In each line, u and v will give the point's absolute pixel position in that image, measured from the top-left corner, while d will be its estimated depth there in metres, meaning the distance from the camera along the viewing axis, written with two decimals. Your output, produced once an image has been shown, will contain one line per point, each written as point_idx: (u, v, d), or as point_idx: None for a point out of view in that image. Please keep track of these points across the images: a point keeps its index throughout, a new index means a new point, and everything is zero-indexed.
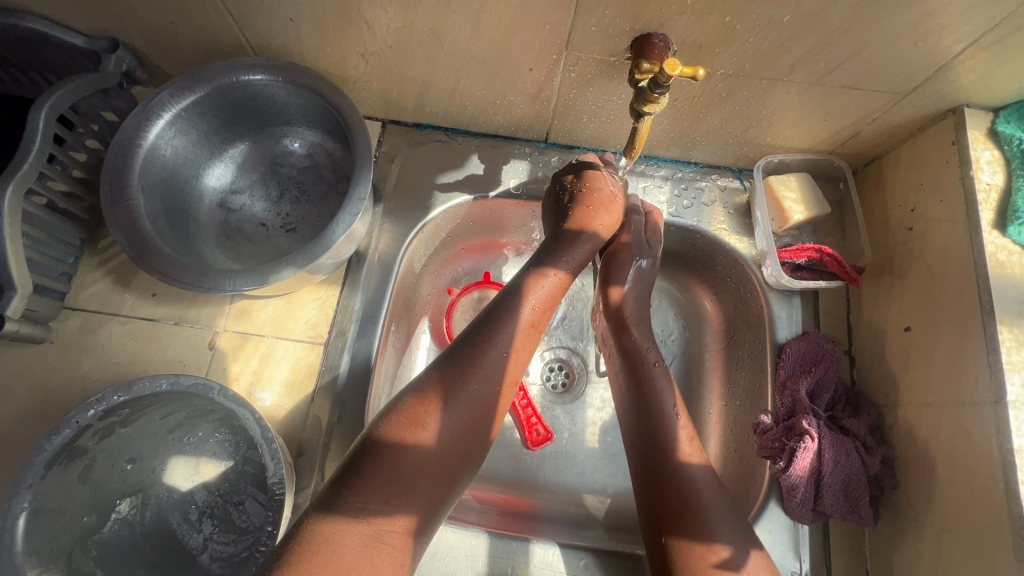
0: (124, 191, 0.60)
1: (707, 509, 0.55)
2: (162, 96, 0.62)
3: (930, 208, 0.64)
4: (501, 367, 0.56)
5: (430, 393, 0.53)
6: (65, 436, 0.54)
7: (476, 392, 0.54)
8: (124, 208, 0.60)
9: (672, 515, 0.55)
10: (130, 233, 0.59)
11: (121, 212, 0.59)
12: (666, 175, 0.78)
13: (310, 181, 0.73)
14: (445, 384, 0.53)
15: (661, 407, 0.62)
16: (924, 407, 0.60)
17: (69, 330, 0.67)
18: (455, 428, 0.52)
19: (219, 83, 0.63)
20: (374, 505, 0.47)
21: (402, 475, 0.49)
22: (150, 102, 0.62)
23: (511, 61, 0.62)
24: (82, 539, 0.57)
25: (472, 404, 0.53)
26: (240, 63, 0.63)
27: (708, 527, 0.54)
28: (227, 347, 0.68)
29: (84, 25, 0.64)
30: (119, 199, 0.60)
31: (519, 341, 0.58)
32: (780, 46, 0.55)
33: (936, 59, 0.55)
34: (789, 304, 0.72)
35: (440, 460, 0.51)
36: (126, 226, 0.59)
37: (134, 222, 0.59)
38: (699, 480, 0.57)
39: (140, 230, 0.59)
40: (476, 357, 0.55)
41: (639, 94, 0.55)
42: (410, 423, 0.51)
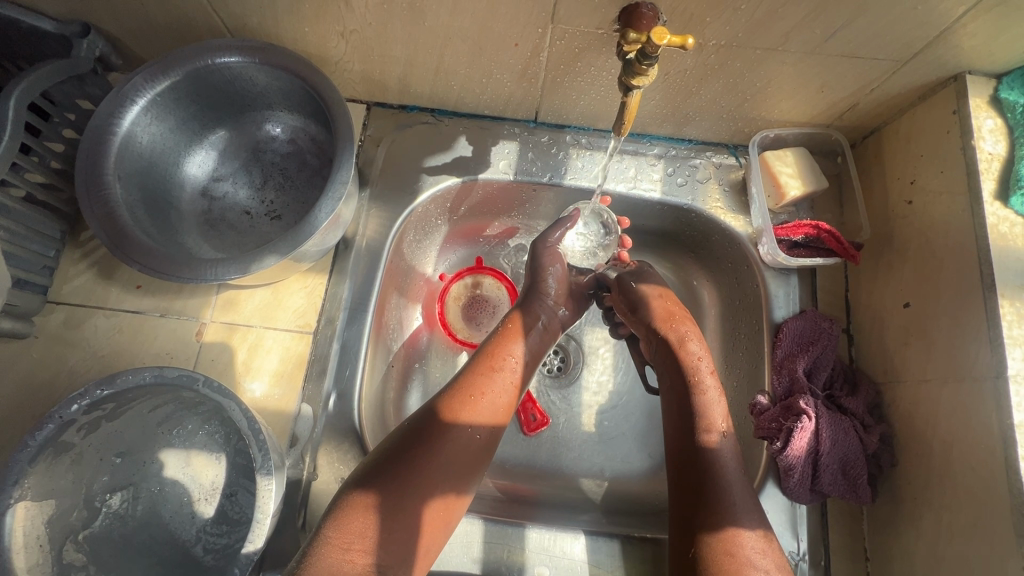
0: (100, 179, 0.58)
1: (731, 506, 0.53)
2: (136, 81, 0.60)
3: (930, 180, 0.62)
4: (486, 417, 0.58)
5: (406, 436, 0.55)
6: (49, 431, 0.54)
7: (458, 446, 0.55)
8: (101, 199, 0.58)
9: (697, 519, 0.54)
10: (107, 223, 0.57)
11: (97, 201, 0.58)
12: (660, 153, 0.76)
13: (294, 167, 0.71)
14: (423, 427, 0.56)
15: (706, 403, 0.60)
16: (923, 384, 0.59)
17: (53, 324, 0.66)
18: (451, 465, 0.55)
19: (195, 67, 0.61)
20: (361, 536, 0.48)
21: (383, 514, 0.50)
22: (123, 87, 0.59)
23: (496, 36, 0.60)
24: (73, 533, 0.56)
25: (468, 437, 0.56)
26: (214, 45, 0.60)
27: (731, 511, 0.53)
28: (215, 338, 0.67)
29: (53, 9, 0.62)
30: (96, 188, 0.58)
31: (509, 391, 0.61)
32: (774, 14, 0.53)
33: (937, 23, 0.52)
34: (786, 282, 0.71)
35: (435, 491, 0.53)
36: (103, 216, 0.57)
37: (111, 213, 0.58)
38: (725, 463, 0.56)
39: (117, 222, 0.58)
40: (456, 407, 0.57)
41: (627, 67, 0.53)
42: (410, 451, 0.54)
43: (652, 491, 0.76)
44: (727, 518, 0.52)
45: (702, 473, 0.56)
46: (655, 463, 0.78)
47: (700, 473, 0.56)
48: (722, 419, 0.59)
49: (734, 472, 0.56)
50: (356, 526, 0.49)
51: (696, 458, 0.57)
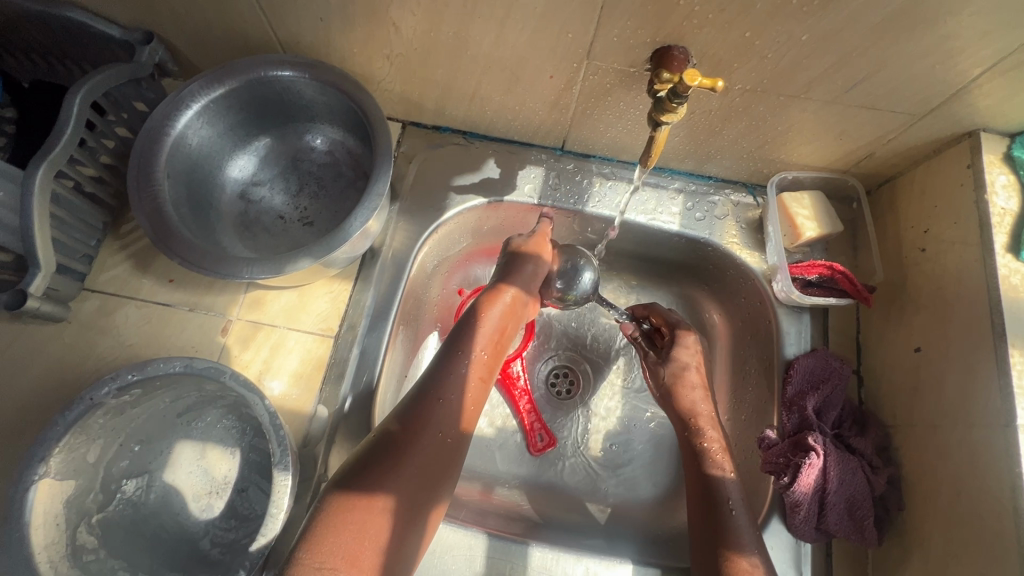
0: (150, 176, 0.61)
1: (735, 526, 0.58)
2: (192, 87, 0.63)
3: (943, 229, 0.64)
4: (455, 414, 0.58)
5: (384, 438, 0.55)
6: (79, 412, 0.55)
7: (431, 447, 0.55)
8: (149, 194, 0.60)
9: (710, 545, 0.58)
10: (153, 217, 0.60)
11: (146, 196, 0.60)
12: (680, 187, 0.79)
13: (329, 177, 0.74)
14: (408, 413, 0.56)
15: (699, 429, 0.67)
16: (932, 428, 0.60)
17: (86, 311, 0.69)
18: (431, 451, 0.55)
19: (248, 77, 0.65)
20: (367, 506, 0.50)
21: (373, 511, 0.50)
22: (180, 92, 0.63)
23: (533, 68, 0.64)
24: (87, 516, 0.57)
25: (445, 420, 0.57)
26: (270, 60, 0.64)
27: (736, 543, 0.57)
28: (239, 335, 0.69)
29: (123, 18, 0.67)
30: (146, 183, 0.61)
31: (479, 365, 0.63)
32: (799, 64, 0.56)
33: (953, 82, 0.55)
34: (798, 320, 0.72)
35: (416, 476, 0.54)
36: (151, 210, 0.60)
37: (158, 208, 0.60)
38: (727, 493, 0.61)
39: (163, 216, 0.60)
40: (429, 407, 0.57)
41: (657, 104, 0.56)
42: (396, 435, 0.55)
43: (655, 521, 0.76)
44: (730, 541, 0.57)
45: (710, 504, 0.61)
46: (659, 493, 0.79)
47: (708, 499, 0.61)
48: (712, 441, 0.65)
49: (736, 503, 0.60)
50: (347, 519, 0.49)
51: (708, 490, 0.62)
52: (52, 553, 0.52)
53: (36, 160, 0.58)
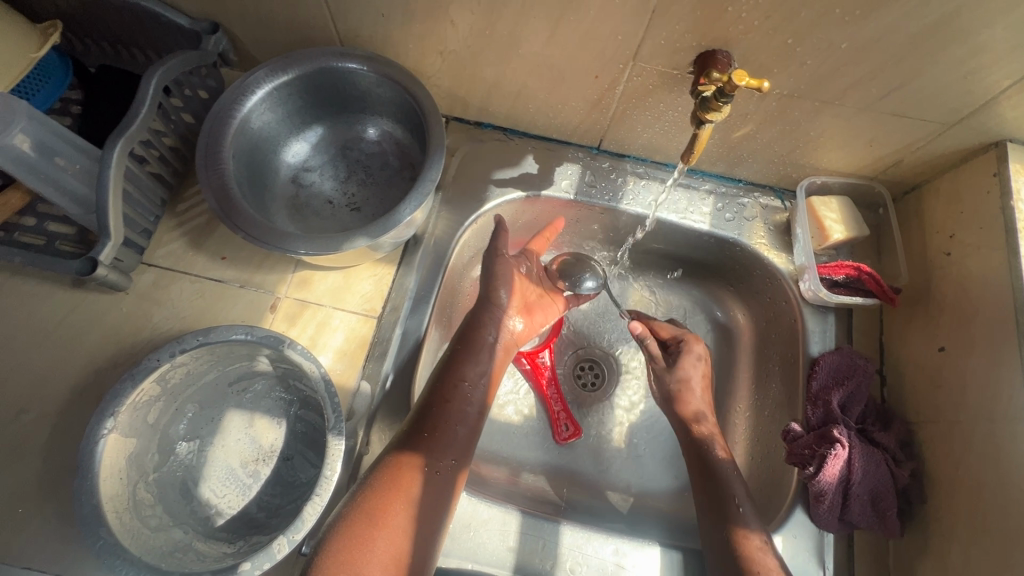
0: (217, 155, 0.65)
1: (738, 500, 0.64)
2: (258, 74, 0.67)
3: (968, 234, 0.66)
4: (470, 408, 0.66)
5: (414, 418, 0.63)
6: (146, 373, 0.58)
7: (452, 433, 0.63)
8: (216, 172, 0.64)
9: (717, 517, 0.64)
10: (219, 193, 0.63)
11: (213, 173, 0.64)
12: (711, 189, 0.82)
13: (377, 166, 0.78)
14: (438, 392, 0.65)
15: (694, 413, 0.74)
16: (956, 424, 0.62)
17: (143, 283, 0.72)
18: (458, 426, 0.64)
19: (311, 67, 0.68)
20: (393, 474, 0.58)
21: (401, 488, 0.58)
22: (247, 79, 0.67)
23: (580, 68, 0.67)
24: (145, 473, 0.59)
25: (469, 395, 0.66)
26: (333, 51, 0.68)
27: (742, 522, 0.62)
28: (287, 312, 0.73)
29: (192, 8, 0.72)
30: (213, 161, 0.64)
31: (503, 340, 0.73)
32: (837, 71, 0.59)
33: (983, 92, 0.58)
34: (824, 320, 0.75)
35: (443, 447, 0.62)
36: (217, 187, 0.64)
37: (224, 184, 0.64)
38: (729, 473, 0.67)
39: (228, 193, 0.64)
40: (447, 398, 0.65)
41: (702, 103, 0.59)
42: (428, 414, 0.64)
43: (677, 510, 0.78)
44: (734, 514, 0.63)
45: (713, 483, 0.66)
46: (682, 484, 0.81)
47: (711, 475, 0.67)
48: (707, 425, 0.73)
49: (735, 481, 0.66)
50: (385, 491, 0.57)
51: (710, 471, 0.68)
52: (117, 505, 0.55)
53: (114, 136, 0.62)
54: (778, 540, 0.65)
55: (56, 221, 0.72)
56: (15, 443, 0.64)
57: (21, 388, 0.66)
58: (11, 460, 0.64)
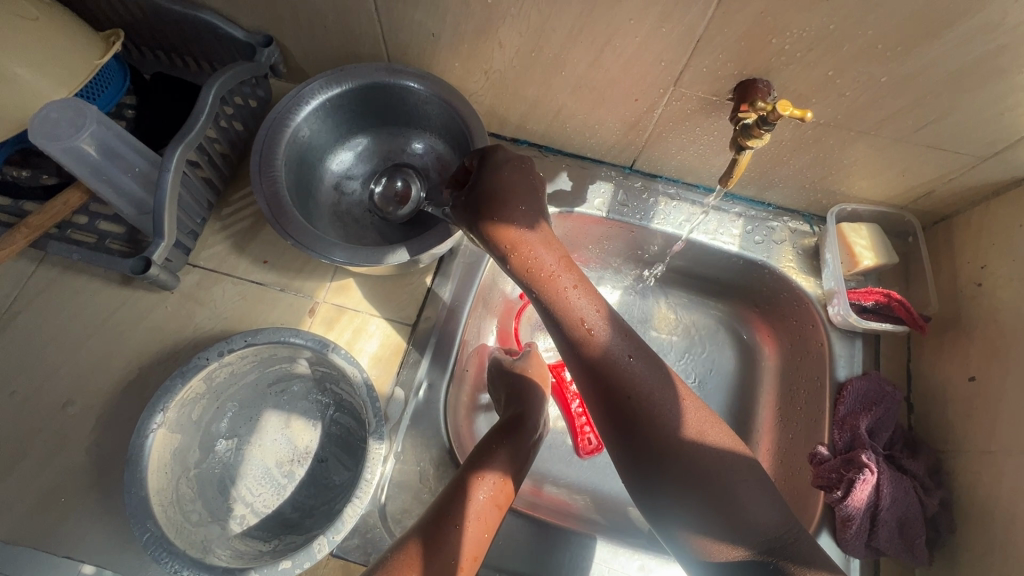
0: (271, 161, 0.68)
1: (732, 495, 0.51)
2: (314, 86, 0.70)
3: (1000, 266, 0.67)
4: (491, 500, 0.58)
5: (429, 514, 0.57)
6: (195, 372, 0.59)
7: (461, 535, 0.55)
8: (269, 178, 0.67)
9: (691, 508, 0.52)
10: (271, 198, 0.66)
11: (266, 178, 0.67)
12: (740, 211, 0.83)
13: (418, 178, 0.80)
14: (458, 484, 0.59)
15: (636, 381, 0.55)
16: (986, 454, 0.62)
17: (188, 284, 0.74)
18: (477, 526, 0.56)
19: (365, 82, 0.71)
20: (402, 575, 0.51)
21: None
22: (304, 89, 0.69)
23: (620, 91, 0.69)
24: (187, 469, 0.61)
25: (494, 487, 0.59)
26: (387, 68, 0.71)
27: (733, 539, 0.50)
28: (324, 316, 0.74)
29: (249, 22, 0.75)
30: (266, 167, 0.67)
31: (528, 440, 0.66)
32: (874, 103, 0.61)
33: (1019, 128, 0.60)
34: (851, 344, 0.75)
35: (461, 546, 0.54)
36: (269, 192, 0.66)
37: (275, 190, 0.66)
38: (632, 368, 0.56)
39: (279, 198, 0.66)
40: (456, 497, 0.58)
41: (744, 130, 0.61)
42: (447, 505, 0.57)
43: None
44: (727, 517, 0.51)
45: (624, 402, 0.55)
46: None
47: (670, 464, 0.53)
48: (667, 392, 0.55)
49: (644, 375, 0.55)
50: None
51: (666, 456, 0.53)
52: (163, 498, 0.56)
53: (174, 143, 0.64)
54: None
55: (107, 220, 0.75)
56: (61, 433, 0.66)
57: (68, 381, 0.69)
58: (56, 450, 0.66)
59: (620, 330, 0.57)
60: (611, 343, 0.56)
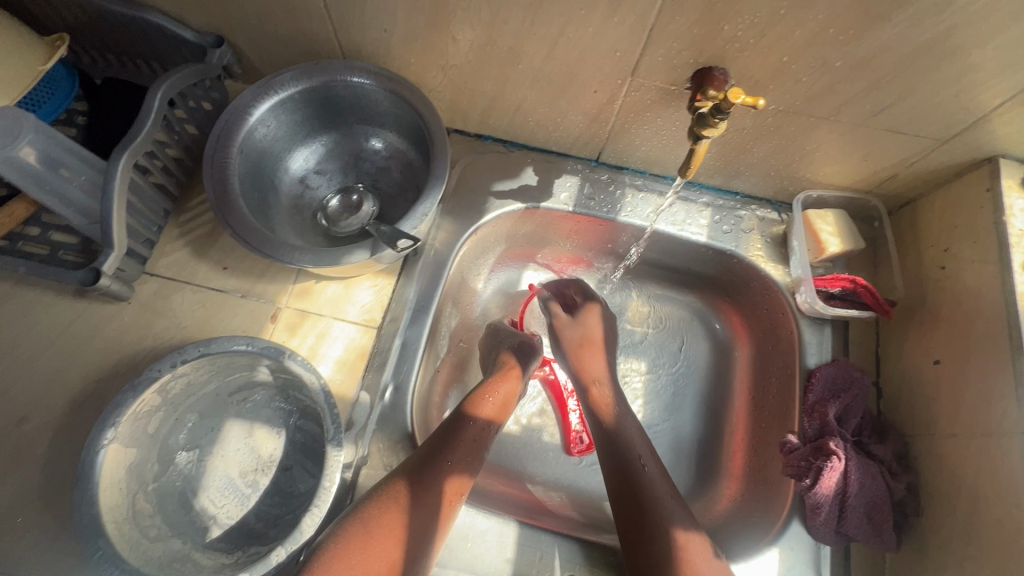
0: (225, 148, 0.67)
1: (664, 508, 0.60)
2: (285, 77, 0.69)
3: (962, 248, 0.67)
4: (477, 446, 0.64)
5: (427, 447, 0.61)
6: (147, 385, 0.58)
7: (447, 474, 0.59)
8: (220, 166, 0.66)
9: (638, 527, 0.59)
10: (217, 184, 0.65)
11: (216, 164, 0.66)
12: (708, 201, 0.83)
13: (385, 180, 0.79)
14: (450, 427, 0.64)
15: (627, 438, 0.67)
16: (950, 437, 0.63)
17: (146, 293, 0.73)
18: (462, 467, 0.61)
19: (333, 80, 0.70)
20: (391, 505, 0.55)
21: (393, 514, 0.55)
22: (273, 79, 0.69)
23: (578, 82, 0.68)
24: (145, 483, 0.60)
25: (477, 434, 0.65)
26: (353, 67, 0.70)
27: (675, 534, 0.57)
28: (287, 322, 0.73)
29: (198, 22, 0.73)
30: (219, 154, 0.66)
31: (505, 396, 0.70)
32: (831, 88, 0.60)
33: (976, 109, 0.59)
34: (820, 331, 0.75)
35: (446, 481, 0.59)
36: (216, 179, 0.66)
37: (223, 178, 0.66)
38: (659, 478, 0.63)
39: (226, 189, 0.65)
40: (443, 447, 0.61)
41: (699, 119, 0.60)
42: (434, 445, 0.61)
43: None
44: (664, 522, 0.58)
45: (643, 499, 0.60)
46: None
47: (633, 494, 0.61)
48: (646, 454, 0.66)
49: (666, 489, 0.62)
50: (377, 517, 0.54)
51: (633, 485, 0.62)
52: (116, 515, 0.55)
53: (119, 148, 0.63)
54: (774, 553, 0.65)
55: (59, 231, 0.73)
56: (16, 451, 0.65)
57: (22, 397, 0.67)
58: (11, 468, 0.64)
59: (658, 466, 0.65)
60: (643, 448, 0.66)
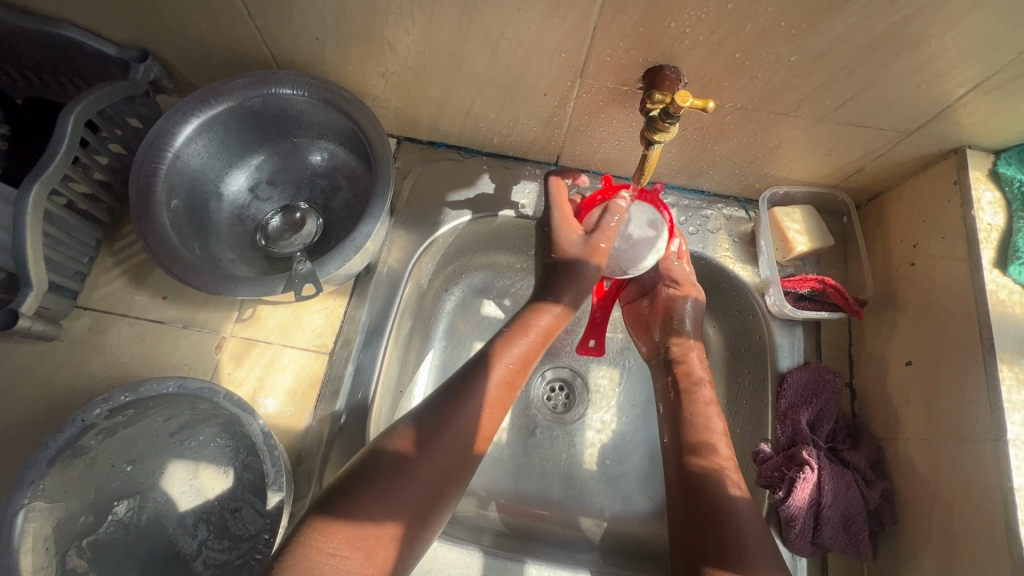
0: (157, 154, 0.64)
1: (746, 536, 0.52)
2: (235, 84, 0.66)
3: (932, 244, 0.65)
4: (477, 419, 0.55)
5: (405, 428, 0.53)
6: (70, 434, 0.55)
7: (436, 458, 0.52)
8: (148, 172, 0.63)
9: (709, 542, 0.53)
10: (140, 192, 0.63)
11: (144, 169, 0.63)
12: (673, 202, 0.80)
13: (334, 196, 0.75)
14: (442, 401, 0.55)
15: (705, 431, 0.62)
16: (924, 442, 0.60)
17: (79, 329, 0.68)
18: (451, 447, 0.53)
19: (281, 90, 0.66)
20: (371, 508, 0.47)
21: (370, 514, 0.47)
22: (220, 85, 0.65)
23: (527, 86, 0.64)
24: (78, 539, 0.57)
25: (474, 409, 0.55)
26: (300, 78, 0.66)
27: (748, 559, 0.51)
28: (233, 352, 0.69)
29: (117, 36, 0.68)
30: (149, 160, 0.64)
31: (513, 370, 0.60)
32: (788, 84, 0.57)
33: (939, 100, 0.57)
34: (791, 333, 0.73)
35: (434, 469, 0.51)
36: (141, 184, 0.63)
37: (148, 185, 0.63)
38: (744, 516, 0.54)
39: (149, 200, 0.63)
40: (453, 408, 0.54)
41: (650, 123, 0.56)
42: (412, 432, 0.52)
43: (651, 535, 0.75)
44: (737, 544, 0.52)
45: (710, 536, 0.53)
46: (656, 506, 0.78)
47: (704, 507, 0.55)
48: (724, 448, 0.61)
49: (754, 529, 0.54)
50: (349, 524, 0.46)
51: (710, 495, 0.56)
52: None
53: (29, 178, 0.58)
54: None
55: None
56: None
57: None
58: None
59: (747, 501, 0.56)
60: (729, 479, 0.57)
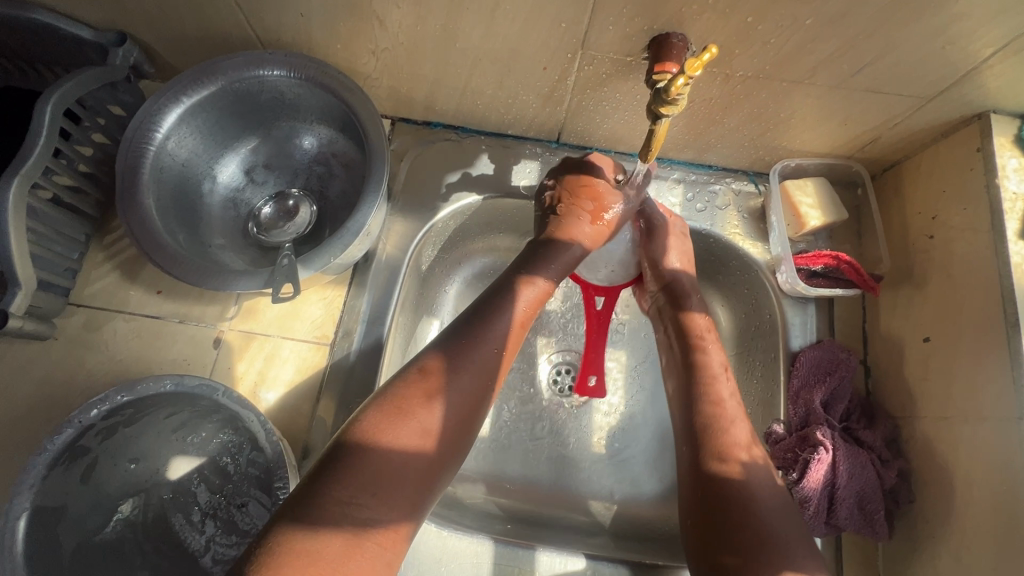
0: (146, 134, 0.62)
1: (766, 520, 0.49)
2: (230, 64, 0.62)
3: (953, 215, 0.62)
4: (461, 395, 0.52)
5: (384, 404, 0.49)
6: (68, 436, 0.54)
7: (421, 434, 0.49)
8: (135, 154, 0.61)
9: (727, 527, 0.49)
10: (127, 173, 0.61)
11: (132, 150, 0.61)
12: (680, 177, 0.76)
13: (330, 183, 0.72)
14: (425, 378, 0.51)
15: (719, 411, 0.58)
16: (943, 419, 0.59)
17: (73, 326, 0.67)
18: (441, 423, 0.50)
19: (274, 70, 0.63)
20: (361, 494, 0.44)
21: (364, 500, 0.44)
22: (213, 63, 0.62)
23: (526, 59, 0.61)
24: (86, 539, 0.56)
25: (460, 387, 0.53)
26: (293, 57, 0.63)
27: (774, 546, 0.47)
28: (232, 345, 0.68)
29: (93, 18, 0.64)
30: (137, 140, 0.61)
31: (509, 337, 0.58)
32: (803, 49, 0.54)
33: (965, 62, 0.53)
34: (803, 311, 0.71)
35: (427, 450, 0.49)
36: (127, 164, 0.61)
37: (135, 166, 0.61)
38: (769, 509, 0.50)
39: (136, 184, 0.61)
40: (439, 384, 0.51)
41: (656, 97, 0.53)
42: (397, 413, 0.49)
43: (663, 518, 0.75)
44: (757, 528, 0.48)
45: (735, 523, 0.49)
46: (666, 487, 0.77)
47: (721, 496, 0.51)
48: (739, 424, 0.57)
49: (776, 515, 0.50)
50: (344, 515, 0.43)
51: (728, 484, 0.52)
52: None
53: (9, 174, 0.56)
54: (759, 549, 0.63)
55: None
56: None
57: None
58: None
59: (771, 487, 0.52)
60: (752, 468, 0.53)
